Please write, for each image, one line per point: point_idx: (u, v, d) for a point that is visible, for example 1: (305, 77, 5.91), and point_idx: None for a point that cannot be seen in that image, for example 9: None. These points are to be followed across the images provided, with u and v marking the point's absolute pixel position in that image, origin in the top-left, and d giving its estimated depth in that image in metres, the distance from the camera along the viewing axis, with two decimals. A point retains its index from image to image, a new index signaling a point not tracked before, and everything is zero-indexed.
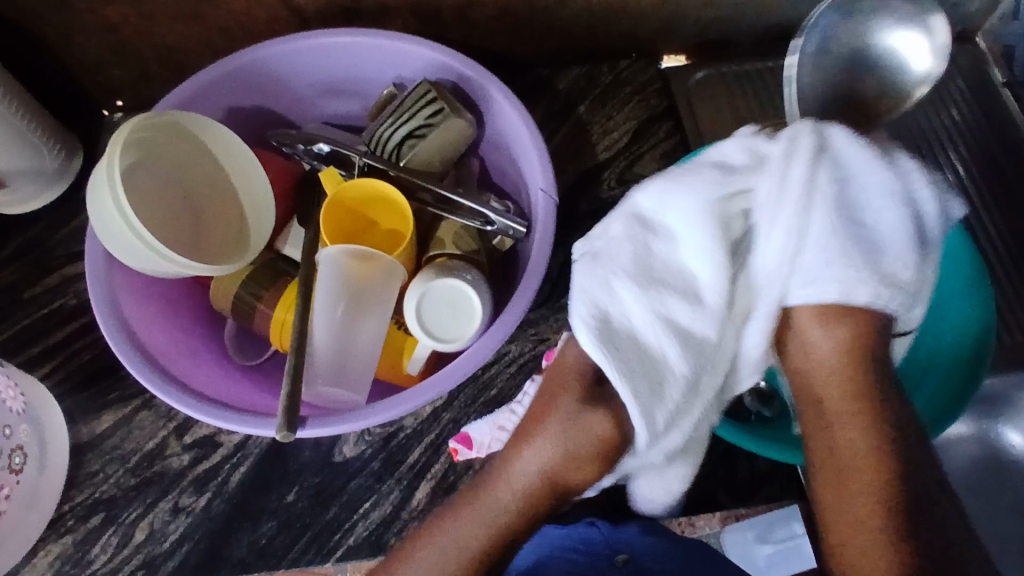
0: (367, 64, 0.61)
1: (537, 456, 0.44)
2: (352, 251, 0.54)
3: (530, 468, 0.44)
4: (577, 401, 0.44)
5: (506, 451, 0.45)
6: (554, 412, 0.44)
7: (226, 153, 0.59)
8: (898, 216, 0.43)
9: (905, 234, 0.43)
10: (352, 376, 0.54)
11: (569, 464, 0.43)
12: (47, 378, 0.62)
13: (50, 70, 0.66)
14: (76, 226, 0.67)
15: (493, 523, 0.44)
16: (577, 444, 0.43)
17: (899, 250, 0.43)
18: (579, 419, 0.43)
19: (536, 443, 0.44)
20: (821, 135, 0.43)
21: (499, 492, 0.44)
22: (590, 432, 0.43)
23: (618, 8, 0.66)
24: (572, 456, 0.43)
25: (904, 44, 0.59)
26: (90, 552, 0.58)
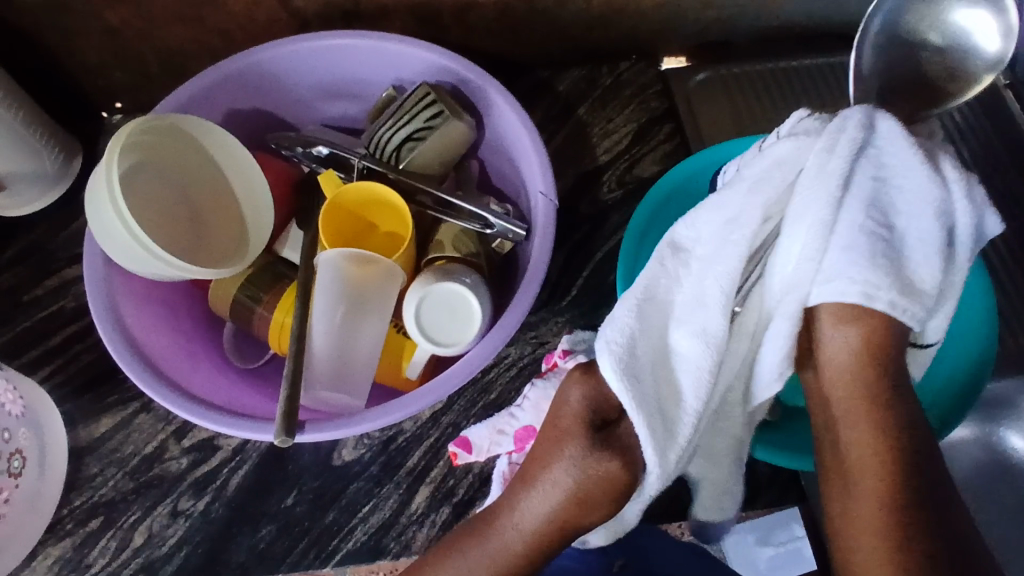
0: (367, 66, 0.61)
1: (547, 499, 0.41)
2: (351, 255, 0.54)
3: (539, 512, 0.42)
4: (584, 446, 0.41)
5: (513, 489, 0.43)
6: (560, 457, 0.41)
7: (225, 155, 0.58)
8: (933, 223, 0.40)
9: (938, 241, 0.40)
10: (351, 381, 0.53)
11: (580, 510, 0.41)
12: (47, 380, 0.62)
13: (49, 72, 0.66)
14: (75, 229, 0.66)
15: (502, 564, 0.42)
16: (588, 491, 0.40)
17: (929, 257, 0.40)
18: (588, 466, 0.40)
19: (546, 487, 0.41)
20: (864, 130, 0.41)
21: (506, 536, 0.42)
22: (601, 481, 0.40)
23: (618, 9, 0.66)
24: (582, 502, 0.41)
25: (975, 25, 0.55)
26: (89, 555, 0.58)
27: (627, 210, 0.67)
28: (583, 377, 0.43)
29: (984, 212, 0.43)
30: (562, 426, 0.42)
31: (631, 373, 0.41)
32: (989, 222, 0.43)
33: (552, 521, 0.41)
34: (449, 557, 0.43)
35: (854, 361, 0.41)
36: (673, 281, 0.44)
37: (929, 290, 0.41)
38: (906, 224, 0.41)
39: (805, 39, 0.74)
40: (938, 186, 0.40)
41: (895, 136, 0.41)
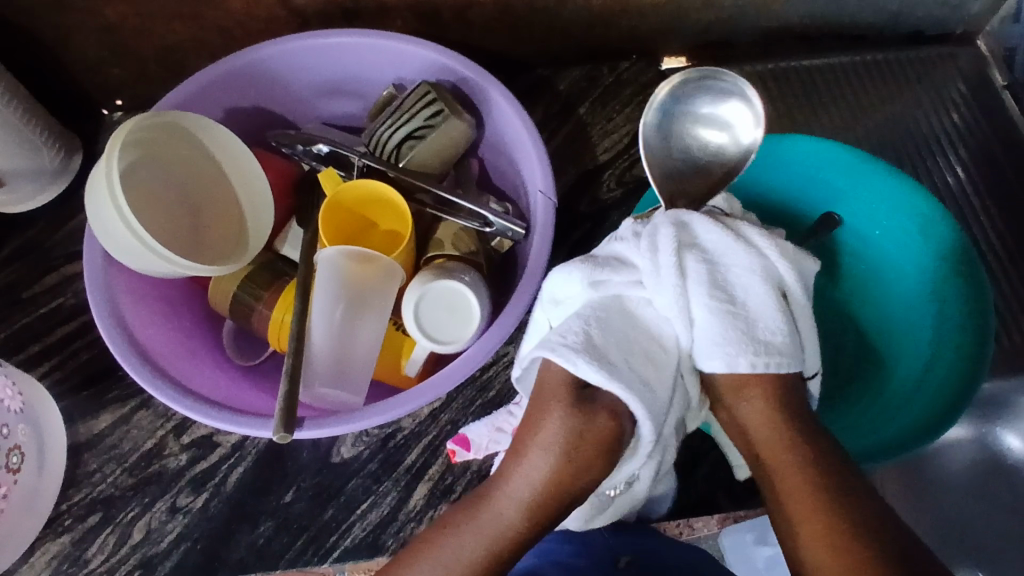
0: (366, 66, 0.61)
1: (538, 462, 0.40)
2: (352, 252, 0.54)
3: (531, 477, 0.40)
4: (571, 405, 0.40)
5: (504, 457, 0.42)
6: (548, 418, 0.40)
7: (226, 153, 0.59)
8: (762, 289, 0.43)
9: (772, 306, 0.42)
10: (349, 378, 0.53)
11: (575, 469, 0.40)
12: (47, 377, 0.62)
13: (49, 69, 0.66)
14: (74, 226, 0.66)
15: (500, 534, 0.40)
16: (581, 446, 0.39)
17: (771, 322, 0.42)
18: (578, 422, 0.40)
19: (536, 449, 0.40)
20: (677, 225, 0.44)
21: (502, 504, 0.40)
22: (592, 434, 0.40)
23: (619, 9, 0.66)
24: (577, 458, 0.40)
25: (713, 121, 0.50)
26: (87, 551, 0.58)
27: (626, 209, 0.67)
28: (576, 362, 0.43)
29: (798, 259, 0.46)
30: (546, 394, 0.41)
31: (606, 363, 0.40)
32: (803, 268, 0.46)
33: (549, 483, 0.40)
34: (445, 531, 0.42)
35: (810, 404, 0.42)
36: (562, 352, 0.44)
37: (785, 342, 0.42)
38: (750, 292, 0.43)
39: (804, 40, 0.74)
40: (753, 256, 0.44)
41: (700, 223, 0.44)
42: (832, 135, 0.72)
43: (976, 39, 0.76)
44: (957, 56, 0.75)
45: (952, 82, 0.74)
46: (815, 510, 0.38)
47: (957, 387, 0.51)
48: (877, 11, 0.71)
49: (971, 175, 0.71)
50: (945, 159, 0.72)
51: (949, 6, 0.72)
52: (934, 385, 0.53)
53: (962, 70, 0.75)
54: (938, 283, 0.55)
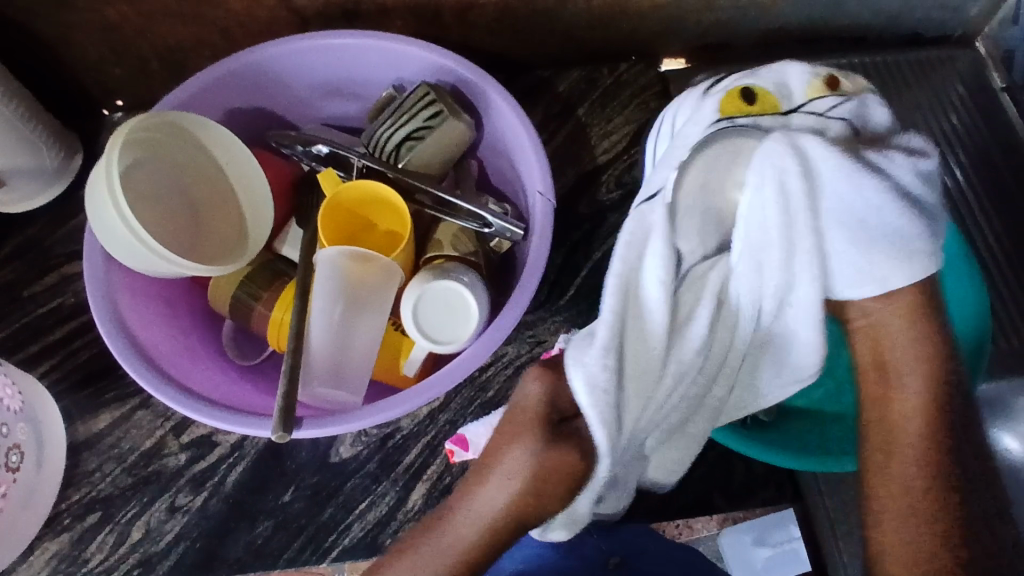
0: (366, 66, 0.61)
1: (502, 488, 0.39)
2: (351, 252, 0.54)
3: (491, 503, 0.40)
4: (534, 437, 0.39)
5: (467, 480, 0.41)
6: (511, 446, 0.39)
7: (226, 153, 0.59)
8: (893, 205, 0.43)
9: (906, 220, 0.43)
10: (348, 377, 0.54)
11: (533, 500, 0.39)
12: (46, 376, 0.62)
13: (50, 69, 0.67)
14: (75, 226, 0.67)
15: (450, 560, 0.40)
16: (540, 479, 0.38)
17: (908, 237, 0.43)
18: (544, 454, 0.38)
19: (501, 477, 0.39)
20: (800, 156, 0.43)
21: (457, 528, 0.40)
22: (558, 467, 0.38)
23: (619, 10, 0.66)
24: (535, 491, 0.39)
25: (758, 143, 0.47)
26: (86, 550, 0.58)
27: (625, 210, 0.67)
28: (552, 379, 0.41)
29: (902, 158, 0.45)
30: (518, 424, 0.40)
31: (601, 392, 0.38)
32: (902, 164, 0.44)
33: (507, 511, 0.39)
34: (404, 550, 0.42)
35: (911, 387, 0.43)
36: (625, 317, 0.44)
37: (925, 247, 0.43)
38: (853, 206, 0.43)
39: (804, 42, 0.74)
40: (881, 176, 0.43)
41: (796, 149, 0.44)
42: None
43: (975, 42, 0.76)
44: (956, 58, 0.76)
45: (951, 85, 0.75)
46: (910, 495, 0.42)
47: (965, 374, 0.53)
48: (876, 14, 0.71)
49: (969, 177, 0.72)
50: (944, 161, 0.72)
51: (948, 8, 0.72)
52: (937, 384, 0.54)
53: (962, 73, 0.75)
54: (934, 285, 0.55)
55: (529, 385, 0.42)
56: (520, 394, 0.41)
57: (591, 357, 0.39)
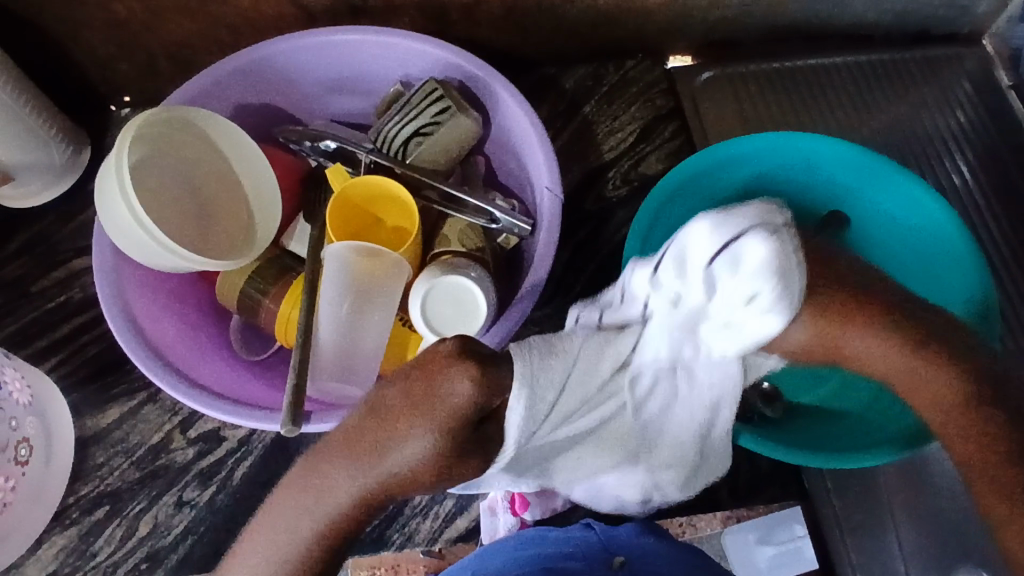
0: (374, 63, 0.61)
1: (393, 469, 0.34)
2: (358, 247, 0.55)
3: (373, 478, 0.34)
4: (443, 433, 0.34)
5: (336, 454, 0.34)
6: (407, 427, 0.34)
7: (233, 148, 0.59)
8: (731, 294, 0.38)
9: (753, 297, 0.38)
10: (356, 371, 0.53)
11: (417, 483, 0.34)
12: (55, 370, 0.62)
13: (60, 65, 0.67)
14: (83, 221, 0.67)
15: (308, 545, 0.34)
16: (434, 465, 0.34)
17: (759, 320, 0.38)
18: (437, 447, 0.34)
19: (379, 467, 0.34)
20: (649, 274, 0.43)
21: (327, 506, 0.34)
22: (454, 461, 0.35)
23: (625, 7, 0.66)
24: (431, 473, 0.34)
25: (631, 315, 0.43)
26: (94, 544, 0.58)
27: (631, 207, 0.68)
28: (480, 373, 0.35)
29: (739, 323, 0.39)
30: (422, 406, 0.34)
31: (535, 407, 0.37)
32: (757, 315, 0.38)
33: (388, 492, 0.34)
34: (253, 533, 0.35)
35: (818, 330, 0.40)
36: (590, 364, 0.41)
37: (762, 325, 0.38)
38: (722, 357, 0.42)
39: (811, 39, 0.74)
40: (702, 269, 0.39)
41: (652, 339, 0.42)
42: (839, 134, 0.72)
43: (982, 40, 0.76)
44: (964, 57, 0.75)
45: (958, 83, 0.75)
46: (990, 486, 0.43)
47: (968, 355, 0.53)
48: (882, 10, 0.71)
49: (977, 176, 0.71)
50: (951, 159, 0.72)
51: (955, 6, 0.72)
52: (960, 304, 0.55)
53: (969, 71, 0.75)
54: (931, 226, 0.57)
55: (450, 373, 0.35)
56: (439, 381, 0.34)
57: (539, 383, 0.37)
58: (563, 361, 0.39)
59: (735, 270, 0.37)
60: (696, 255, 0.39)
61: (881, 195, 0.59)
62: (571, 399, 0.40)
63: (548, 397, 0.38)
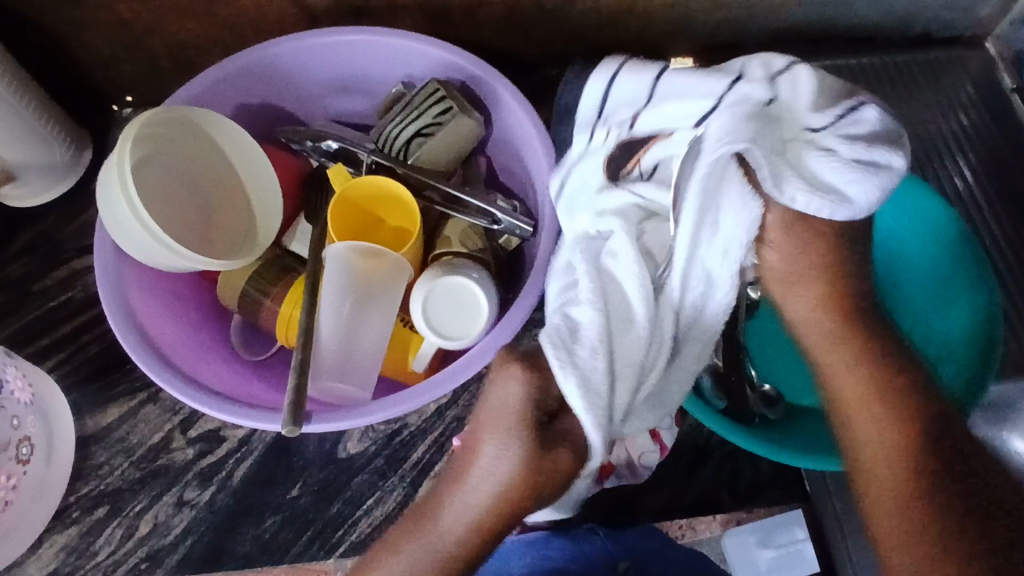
0: (376, 64, 0.61)
1: (497, 480, 0.42)
2: (358, 247, 0.54)
3: (481, 494, 0.43)
4: (522, 444, 0.42)
5: (453, 477, 0.44)
6: (493, 442, 0.43)
7: (236, 148, 0.59)
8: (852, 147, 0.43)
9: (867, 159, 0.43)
10: (357, 372, 0.54)
11: (519, 492, 0.42)
12: (56, 369, 0.62)
13: (64, 66, 0.67)
14: (85, 221, 0.67)
15: (445, 554, 0.43)
16: (527, 471, 0.42)
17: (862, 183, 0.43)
18: (524, 460, 0.42)
19: (481, 481, 0.43)
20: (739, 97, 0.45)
21: (451, 520, 0.43)
22: (543, 470, 0.42)
23: (627, 9, 0.66)
24: (530, 477, 0.42)
25: (641, 159, 0.49)
26: (94, 544, 0.58)
27: None
28: (532, 376, 0.43)
29: (830, 175, 0.43)
30: (502, 425, 0.43)
31: (595, 391, 0.42)
32: (848, 185, 0.43)
33: (494, 503, 0.43)
34: (395, 550, 0.44)
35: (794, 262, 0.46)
36: (613, 317, 0.45)
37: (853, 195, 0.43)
38: (735, 203, 0.45)
39: (812, 41, 0.74)
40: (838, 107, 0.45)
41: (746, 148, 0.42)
42: None
43: (985, 42, 0.76)
44: (966, 60, 0.75)
45: (961, 85, 0.75)
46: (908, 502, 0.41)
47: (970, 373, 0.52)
48: (884, 13, 0.71)
49: (978, 178, 0.72)
50: (953, 162, 0.72)
51: (958, 9, 0.71)
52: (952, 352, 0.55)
53: (972, 73, 0.75)
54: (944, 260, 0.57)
55: (505, 387, 0.44)
56: (501, 396, 0.44)
57: (580, 356, 0.43)
58: (600, 328, 0.44)
59: (858, 136, 0.44)
60: (821, 98, 0.45)
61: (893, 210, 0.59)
62: (625, 363, 0.45)
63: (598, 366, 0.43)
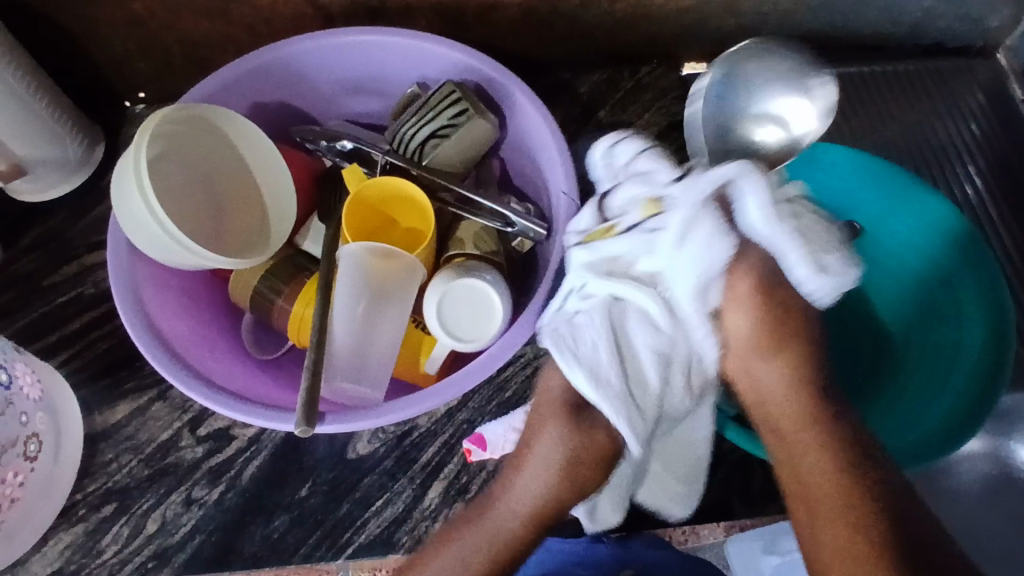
0: (391, 64, 0.61)
1: (543, 461, 0.47)
2: (374, 248, 0.54)
3: (533, 482, 0.47)
4: (565, 428, 0.47)
5: (507, 472, 0.49)
6: (541, 436, 0.48)
7: (251, 146, 0.59)
8: (823, 231, 0.48)
9: (835, 243, 0.48)
10: (370, 372, 0.54)
11: (569, 477, 0.47)
12: (65, 365, 0.62)
13: (76, 62, 0.67)
14: (95, 217, 0.67)
15: (498, 540, 0.46)
16: (574, 453, 0.47)
17: (835, 260, 0.47)
18: (575, 443, 0.47)
19: (536, 467, 0.47)
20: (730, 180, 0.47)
21: (504, 512, 0.47)
22: (591, 451, 0.47)
23: (642, 13, 0.66)
24: (575, 460, 0.47)
25: (607, 202, 0.52)
26: (100, 542, 0.58)
27: None
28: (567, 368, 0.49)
29: (819, 250, 0.47)
30: (546, 413, 0.48)
31: (603, 382, 0.46)
32: (831, 261, 0.47)
33: (545, 491, 0.47)
34: (443, 546, 0.47)
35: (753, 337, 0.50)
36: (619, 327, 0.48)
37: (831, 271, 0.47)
38: (702, 246, 0.47)
39: (825, 49, 0.74)
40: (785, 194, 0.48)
41: (756, 179, 0.46)
42: (852, 142, 0.72)
43: (996, 52, 0.76)
44: (977, 69, 0.75)
45: (971, 94, 0.75)
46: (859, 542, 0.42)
47: (982, 381, 0.52)
48: (898, 22, 0.71)
49: (988, 188, 0.72)
50: (963, 170, 0.72)
51: (970, 19, 0.71)
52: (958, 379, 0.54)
53: (982, 83, 0.75)
54: (953, 276, 0.56)
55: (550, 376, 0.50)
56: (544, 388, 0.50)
57: (582, 350, 0.47)
58: (604, 327, 0.48)
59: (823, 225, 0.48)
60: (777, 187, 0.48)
61: (896, 213, 0.58)
62: (636, 362, 0.48)
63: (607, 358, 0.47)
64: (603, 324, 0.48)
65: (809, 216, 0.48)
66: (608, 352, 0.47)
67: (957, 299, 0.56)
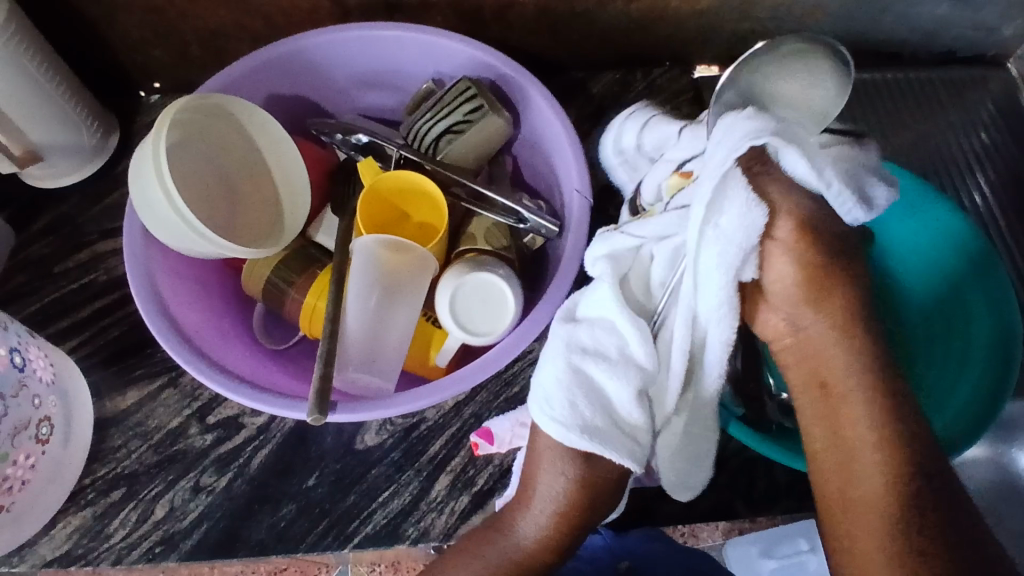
0: (406, 61, 0.62)
1: (548, 494, 0.47)
2: (386, 241, 0.55)
3: (542, 510, 0.47)
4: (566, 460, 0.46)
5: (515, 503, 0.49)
6: (540, 468, 0.47)
7: (267, 138, 0.59)
8: (837, 176, 0.43)
9: (857, 174, 0.44)
10: (382, 365, 0.54)
11: (577, 503, 0.46)
12: (77, 350, 0.63)
13: (94, 49, 0.68)
14: (108, 205, 0.67)
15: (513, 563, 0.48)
16: (576, 480, 0.46)
17: (872, 190, 0.45)
18: (577, 471, 0.46)
19: (541, 498, 0.47)
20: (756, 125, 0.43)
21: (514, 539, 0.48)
22: (592, 477, 0.46)
23: (658, 14, 0.67)
24: (581, 486, 0.46)
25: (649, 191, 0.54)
26: (108, 526, 0.58)
27: None
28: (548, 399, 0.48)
29: (869, 186, 0.45)
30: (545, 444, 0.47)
31: (595, 433, 0.45)
32: (878, 194, 0.46)
33: (553, 518, 0.47)
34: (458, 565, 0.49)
35: (798, 285, 0.46)
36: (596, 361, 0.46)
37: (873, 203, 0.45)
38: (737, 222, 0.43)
39: None
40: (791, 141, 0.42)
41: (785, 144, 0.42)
42: None
43: (1007, 63, 0.76)
44: (989, 79, 0.76)
45: (982, 104, 0.75)
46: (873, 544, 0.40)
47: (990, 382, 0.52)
48: (911, 29, 0.71)
49: (995, 198, 0.72)
50: (972, 179, 0.73)
51: (982, 29, 0.72)
52: (962, 389, 0.54)
53: (992, 93, 0.76)
54: (960, 284, 0.56)
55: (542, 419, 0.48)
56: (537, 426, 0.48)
57: (559, 412, 0.45)
58: (582, 385, 0.46)
59: (850, 150, 0.45)
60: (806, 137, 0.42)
61: (904, 213, 0.58)
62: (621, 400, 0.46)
63: (592, 409, 0.45)
64: (578, 369, 0.46)
65: (836, 155, 0.44)
66: (585, 393, 0.46)
67: (965, 305, 0.56)
